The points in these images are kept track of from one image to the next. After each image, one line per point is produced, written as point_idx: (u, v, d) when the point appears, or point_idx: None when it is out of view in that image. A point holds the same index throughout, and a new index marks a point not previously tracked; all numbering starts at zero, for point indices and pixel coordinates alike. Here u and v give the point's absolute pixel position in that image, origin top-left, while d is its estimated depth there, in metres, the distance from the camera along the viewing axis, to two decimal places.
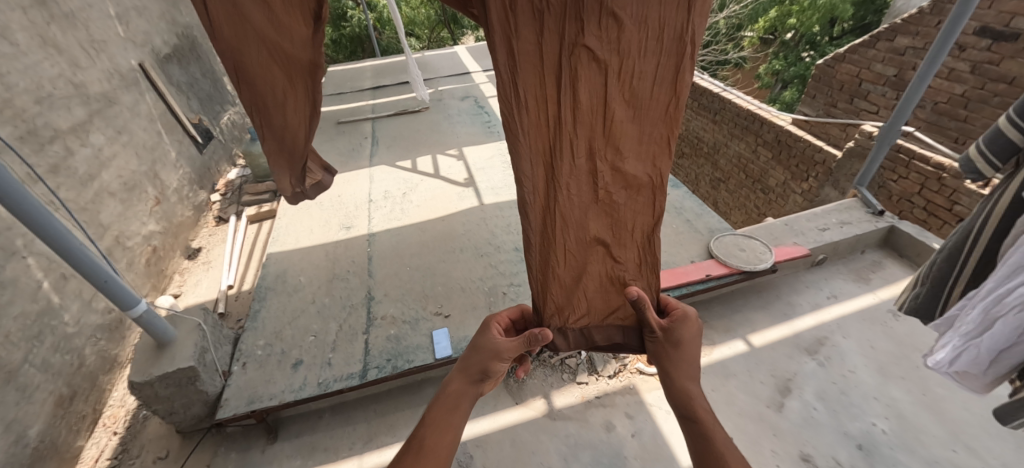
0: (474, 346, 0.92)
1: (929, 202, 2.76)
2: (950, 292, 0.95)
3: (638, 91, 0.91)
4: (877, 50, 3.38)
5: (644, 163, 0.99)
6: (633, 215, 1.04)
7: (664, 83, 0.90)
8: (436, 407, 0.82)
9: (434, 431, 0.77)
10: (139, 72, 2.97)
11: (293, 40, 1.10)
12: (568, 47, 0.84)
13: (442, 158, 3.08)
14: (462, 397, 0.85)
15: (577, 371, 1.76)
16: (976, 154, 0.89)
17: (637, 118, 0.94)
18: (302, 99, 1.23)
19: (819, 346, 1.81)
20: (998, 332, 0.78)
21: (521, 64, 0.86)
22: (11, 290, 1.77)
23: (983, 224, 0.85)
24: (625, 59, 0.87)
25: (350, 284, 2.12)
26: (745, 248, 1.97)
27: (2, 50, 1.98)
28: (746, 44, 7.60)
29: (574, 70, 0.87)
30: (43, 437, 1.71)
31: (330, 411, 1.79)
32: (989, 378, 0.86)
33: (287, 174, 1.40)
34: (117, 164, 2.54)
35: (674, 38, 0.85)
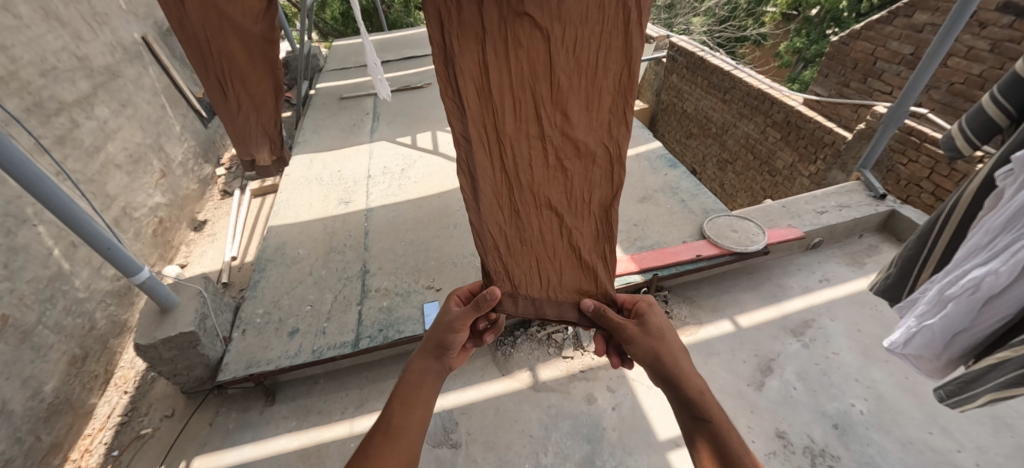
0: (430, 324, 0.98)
1: (937, 187, 2.68)
2: (918, 274, 1.01)
3: (586, 61, 0.86)
4: (894, 26, 3.21)
5: (596, 133, 0.95)
6: (588, 186, 1.03)
7: (611, 53, 0.84)
8: (401, 392, 0.82)
9: (404, 413, 0.78)
10: (142, 45, 2.98)
11: (246, 13, 1.16)
12: (508, 15, 0.80)
13: (442, 134, 3.06)
14: (428, 379, 0.87)
15: (563, 346, 1.79)
16: (955, 132, 0.92)
17: (586, 92, 0.89)
18: (264, 76, 1.30)
19: (806, 328, 1.82)
20: (951, 314, 0.85)
21: (461, 38, 0.83)
22: (23, 256, 1.86)
23: (954, 207, 0.91)
24: (568, 29, 0.82)
25: (346, 257, 2.17)
26: (737, 229, 1.96)
27: (5, 23, 2.00)
28: (766, 20, 7.28)
29: (516, 39, 0.83)
30: (58, 393, 1.83)
31: (325, 376, 1.87)
32: (943, 360, 0.95)
33: (266, 143, 1.44)
34: (123, 137, 2.59)
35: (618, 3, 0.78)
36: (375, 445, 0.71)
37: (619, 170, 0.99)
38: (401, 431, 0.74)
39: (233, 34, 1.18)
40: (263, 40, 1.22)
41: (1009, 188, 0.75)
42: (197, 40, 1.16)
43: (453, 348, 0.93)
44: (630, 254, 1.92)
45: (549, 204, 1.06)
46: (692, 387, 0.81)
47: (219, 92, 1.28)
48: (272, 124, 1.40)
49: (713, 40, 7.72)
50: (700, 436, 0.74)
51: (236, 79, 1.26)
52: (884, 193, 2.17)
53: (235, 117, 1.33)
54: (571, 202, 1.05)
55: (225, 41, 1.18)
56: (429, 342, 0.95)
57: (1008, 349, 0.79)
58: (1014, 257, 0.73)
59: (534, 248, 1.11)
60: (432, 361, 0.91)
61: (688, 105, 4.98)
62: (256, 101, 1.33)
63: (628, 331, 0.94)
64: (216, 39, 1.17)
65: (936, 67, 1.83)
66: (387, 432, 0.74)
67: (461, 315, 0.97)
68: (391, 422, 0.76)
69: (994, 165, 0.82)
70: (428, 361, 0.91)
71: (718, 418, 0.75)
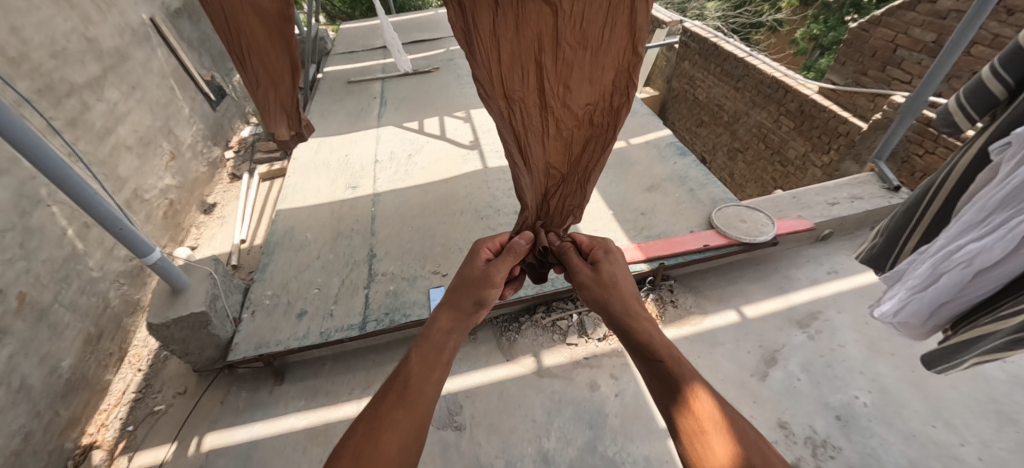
0: (463, 279, 0.98)
1: None
2: (903, 245, 0.99)
3: (590, 36, 0.98)
4: (917, 12, 3.09)
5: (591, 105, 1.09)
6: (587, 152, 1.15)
7: (616, 30, 0.97)
8: (422, 350, 0.80)
9: (419, 373, 0.75)
10: (150, 27, 2.97)
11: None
12: None
13: (449, 119, 3.04)
14: (452, 336, 0.85)
15: (567, 333, 1.80)
16: (953, 106, 0.89)
17: (590, 66, 1.03)
18: (280, 53, 1.30)
19: (812, 320, 1.80)
20: (943, 285, 0.84)
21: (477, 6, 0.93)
22: (38, 236, 1.90)
23: (947, 177, 0.88)
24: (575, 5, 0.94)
25: (353, 242, 2.18)
26: (746, 219, 1.94)
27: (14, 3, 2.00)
28: (784, 5, 7.08)
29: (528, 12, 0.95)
30: (75, 370, 1.88)
31: (332, 359, 1.90)
32: (928, 326, 0.95)
33: (285, 119, 1.47)
34: (133, 120, 2.60)
35: None
36: (388, 405, 0.69)
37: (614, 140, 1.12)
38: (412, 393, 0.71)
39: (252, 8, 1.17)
40: (281, 17, 1.21)
41: (1006, 162, 0.72)
42: (222, 17, 1.17)
43: (490, 302, 0.95)
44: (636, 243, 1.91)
45: (552, 166, 1.18)
46: (642, 333, 0.80)
47: (243, 71, 1.31)
48: (293, 100, 1.42)
49: (728, 26, 7.52)
50: (652, 375, 0.73)
51: (259, 55, 1.27)
52: (898, 185, 2.12)
53: (257, 95, 1.36)
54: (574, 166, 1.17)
55: (244, 15, 1.18)
56: (454, 300, 0.93)
57: (996, 320, 0.78)
58: (1013, 234, 0.70)
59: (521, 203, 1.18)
60: (461, 315, 0.90)
61: (700, 92, 4.88)
62: (274, 77, 1.34)
63: (580, 276, 0.98)
64: (236, 13, 1.17)
65: (958, 57, 1.77)
66: (402, 390, 0.72)
67: (495, 269, 1.00)
68: (408, 381, 0.73)
69: (991, 139, 0.78)
70: (457, 316, 0.89)
71: (674, 356, 0.74)
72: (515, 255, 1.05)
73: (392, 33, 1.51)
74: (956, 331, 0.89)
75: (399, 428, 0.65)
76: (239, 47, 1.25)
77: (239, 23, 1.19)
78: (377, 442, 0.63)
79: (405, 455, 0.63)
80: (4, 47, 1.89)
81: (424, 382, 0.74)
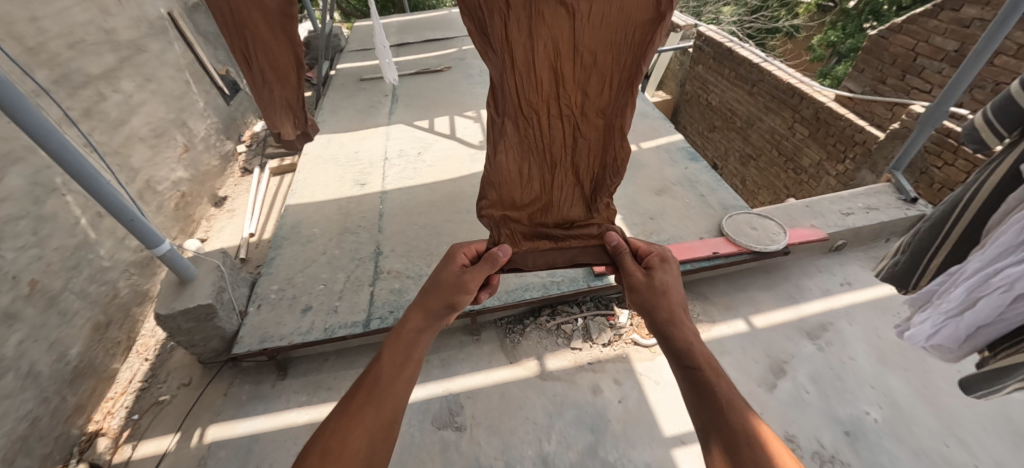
0: (436, 282, 0.96)
1: None
2: (929, 262, 0.95)
3: (607, 41, 0.98)
4: (939, 20, 3.03)
5: (611, 107, 1.08)
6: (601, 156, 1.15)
7: (630, 29, 0.96)
8: (391, 351, 0.79)
9: (389, 373, 0.74)
10: (168, 21, 3.00)
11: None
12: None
13: (459, 119, 3.03)
14: (419, 341, 0.83)
15: (571, 337, 1.78)
16: (979, 121, 0.86)
17: (604, 64, 1.01)
18: (283, 49, 1.29)
19: (822, 331, 1.77)
20: (983, 309, 0.79)
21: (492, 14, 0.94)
22: (51, 224, 1.92)
23: (974, 194, 0.84)
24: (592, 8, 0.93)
25: (360, 238, 2.18)
26: (757, 227, 1.90)
27: None
28: (801, 11, 6.97)
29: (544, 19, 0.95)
30: (83, 357, 1.90)
31: (336, 355, 1.90)
32: (964, 351, 0.90)
33: (290, 118, 1.47)
34: (147, 111, 2.63)
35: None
36: (357, 402, 0.69)
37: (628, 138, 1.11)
38: (385, 389, 0.71)
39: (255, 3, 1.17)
40: (284, 14, 1.20)
41: None
42: (224, 10, 1.17)
43: (462, 307, 0.94)
44: None
45: (564, 165, 1.17)
46: (677, 334, 0.81)
47: (249, 72, 1.32)
48: (297, 99, 1.42)
49: (743, 31, 7.44)
50: (686, 383, 0.73)
51: (261, 51, 1.27)
52: (916, 196, 2.07)
53: (262, 95, 1.37)
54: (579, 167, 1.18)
55: (248, 11, 1.18)
56: (423, 301, 0.91)
57: None
58: None
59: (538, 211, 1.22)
60: (427, 318, 0.88)
61: (713, 97, 4.82)
62: (279, 74, 1.34)
63: (631, 279, 0.98)
64: (240, 8, 1.17)
65: (982, 66, 1.72)
66: (371, 387, 0.71)
67: (468, 275, 0.98)
68: (377, 381, 0.72)
69: None
70: (422, 319, 0.87)
71: (708, 361, 0.74)
72: (491, 263, 1.03)
73: (381, 40, 1.52)
74: (994, 355, 0.84)
75: (366, 429, 0.65)
76: (243, 43, 1.25)
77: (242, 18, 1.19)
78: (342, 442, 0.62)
79: (370, 455, 0.64)
80: (22, 37, 1.92)
81: (395, 384, 0.73)
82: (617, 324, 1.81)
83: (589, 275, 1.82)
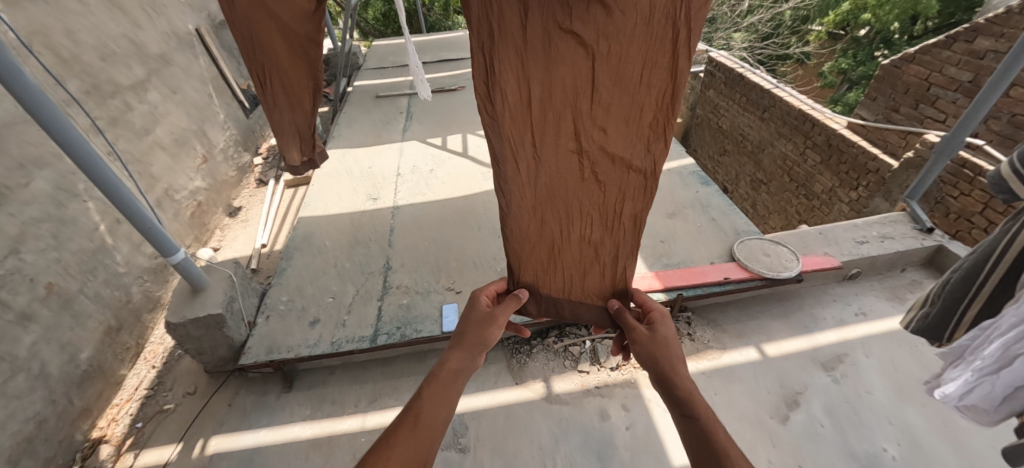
0: (465, 320, 0.97)
1: (991, 223, 2.50)
2: (962, 314, 0.91)
3: (630, 76, 0.81)
4: (953, 51, 3.05)
5: (633, 147, 0.90)
6: (620, 202, 0.98)
7: (656, 69, 0.79)
8: (433, 387, 0.78)
9: (430, 406, 0.74)
10: (195, 36, 3.12)
11: (295, 14, 1.17)
12: (554, 31, 0.76)
13: (471, 137, 3.08)
14: (458, 380, 0.82)
15: (579, 360, 1.76)
16: (1006, 171, 0.84)
17: (627, 103, 0.84)
18: (302, 75, 1.33)
19: (837, 362, 1.72)
20: (1019, 370, 0.76)
21: (503, 51, 0.79)
22: (71, 228, 1.97)
23: (1008, 245, 0.82)
24: (613, 44, 0.77)
25: (370, 252, 2.20)
26: (770, 253, 1.89)
27: (71, 8, 2.13)
28: (811, 39, 7.06)
29: (560, 54, 0.79)
30: (92, 361, 1.91)
31: (341, 368, 1.89)
32: (1001, 414, 0.84)
33: (298, 144, 1.53)
34: (170, 121, 2.71)
35: (663, 21, 0.74)
36: (400, 435, 0.67)
37: (653, 185, 0.93)
38: (425, 425, 0.70)
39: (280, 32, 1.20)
40: (309, 41, 1.24)
41: None
42: (246, 34, 1.20)
43: (490, 344, 0.92)
44: (655, 271, 1.88)
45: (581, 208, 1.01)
46: (681, 387, 0.79)
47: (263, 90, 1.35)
48: (306, 123, 1.47)
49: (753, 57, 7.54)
50: (686, 432, 0.72)
51: (278, 73, 1.30)
52: (932, 226, 2.05)
53: (274, 116, 1.42)
54: (598, 212, 1.01)
55: (270, 37, 1.20)
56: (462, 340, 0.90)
57: None
58: None
59: (558, 254, 1.10)
60: (469, 357, 0.87)
61: (724, 121, 4.85)
62: (293, 100, 1.39)
63: (635, 334, 0.95)
64: (263, 34, 1.20)
65: (998, 97, 1.71)
66: (415, 420, 0.71)
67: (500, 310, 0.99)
68: (422, 416, 0.72)
69: None
70: (465, 357, 0.87)
71: (708, 420, 0.72)
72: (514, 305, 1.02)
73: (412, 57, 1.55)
74: None
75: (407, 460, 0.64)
76: (261, 64, 1.28)
77: (264, 44, 1.22)
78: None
79: None
80: (59, 49, 2.02)
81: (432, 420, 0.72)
82: None
83: None
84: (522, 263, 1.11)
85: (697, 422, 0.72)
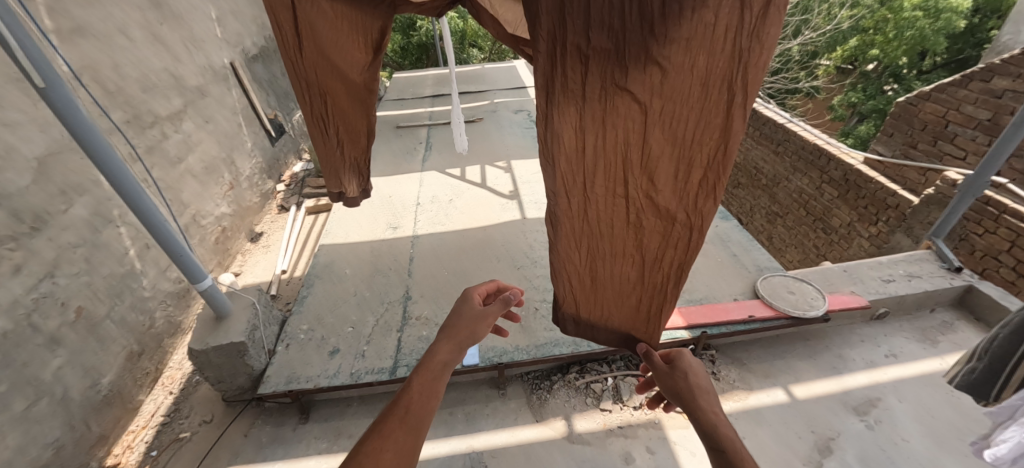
0: (455, 314, 0.95)
1: (1019, 262, 2.45)
2: (1014, 371, 0.91)
3: (682, 135, 0.77)
4: (969, 90, 3.08)
5: (682, 201, 0.85)
6: (665, 248, 0.94)
7: (710, 128, 0.74)
8: (420, 387, 0.77)
9: (417, 403, 0.74)
10: (229, 70, 3.28)
11: (354, 66, 1.25)
12: (611, 88, 0.75)
13: (490, 168, 3.14)
14: (443, 378, 0.82)
15: (601, 397, 1.72)
16: None
17: (676, 161, 0.80)
18: (359, 119, 1.39)
19: (870, 407, 1.66)
20: None
21: (562, 106, 0.79)
22: (104, 253, 2.02)
23: None
24: (669, 105, 0.74)
25: (390, 281, 2.22)
26: (794, 291, 1.86)
27: (121, 44, 2.24)
28: (820, 73, 7.20)
29: (615, 109, 0.77)
30: (113, 387, 1.92)
31: (359, 400, 1.88)
32: None
33: (356, 176, 1.55)
34: (202, 149, 2.82)
35: (722, 86, 0.69)
36: (389, 426, 0.68)
37: (699, 239, 0.88)
38: (415, 417, 0.71)
39: (344, 79, 1.27)
40: (366, 89, 1.32)
41: None
42: (309, 86, 1.25)
43: (476, 339, 0.92)
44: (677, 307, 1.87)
45: (626, 250, 0.99)
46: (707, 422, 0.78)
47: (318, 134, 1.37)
48: (362, 159, 1.50)
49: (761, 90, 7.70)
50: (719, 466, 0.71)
51: (332, 120, 1.34)
52: (960, 265, 2.01)
53: (329, 152, 1.41)
54: (642, 252, 0.98)
55: (333, 88, 1.27)
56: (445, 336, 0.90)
57: None
58: None
59: (599, 287, 1.10)
60: (453, 354, 0.87)
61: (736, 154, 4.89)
62: (350, 138, 1.43)
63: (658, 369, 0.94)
64: (326, 84, 1.25)
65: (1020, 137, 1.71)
66: (404, 418, 0.70)
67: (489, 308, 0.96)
68: (408, 413, 0.71)
69: None
70: (448, 352, 0.86)
71: (740, 455, 0.71)
72: (505, 305, 0.96)
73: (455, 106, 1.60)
74: None
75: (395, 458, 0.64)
76: (316, 112, 1.32)
77: (327, 92, 1.27)
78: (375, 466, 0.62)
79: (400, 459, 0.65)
80: (106, 82, 2.11)
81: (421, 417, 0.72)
82: None
83: None
84: (567, 289, 1.12)
85: (727, 460, 0.71)
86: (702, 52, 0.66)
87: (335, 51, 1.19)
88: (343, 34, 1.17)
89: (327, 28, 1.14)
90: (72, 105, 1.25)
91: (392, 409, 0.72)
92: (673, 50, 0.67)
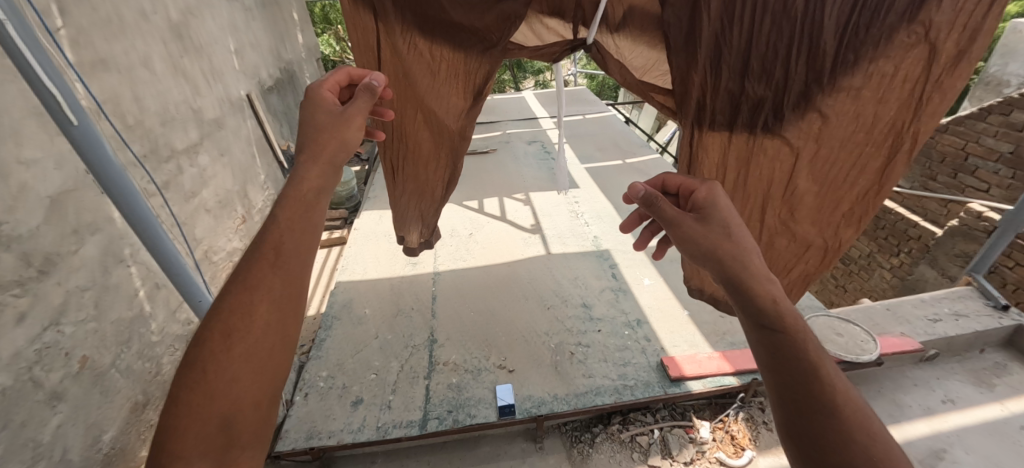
0: (317, 126, 0.84)
1: None
2: None
3: (833, 172, 0.99)
4: (989, 122, 3.12)
5: (821, 225, 1.07)
6: (795, 261, 1.15)
7: (863, 169, 0.97)
8: (259, 289, 0.60)
9: (250, 310, 0.58)
10: (245, 101, 3.27)
11: (449, 112, 1.21)
12: (770, 132, 0.96)
13: (508, 200, 3.10)
14: (292, 270, 0.64)
15: (648, 452, 1.59)
16: None
17: (821, 189, 1.02)
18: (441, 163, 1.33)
19: (937, 460, 1.55)
20: None
21: (717, 146, 1.02)
22: (114, 295, 1.91)
23: None
24: (824, 148, 0.96)
25: (413, 323, 2.12)
26: (843, 333, 1.78)
27: (143, 77, 2.19)
28: None
29: (768, 151, 0.99)
30: (115, 443, 1.78)
31: (383, 457, 1.70)
32: None
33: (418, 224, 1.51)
34: (216, 183, 2.74)
35: (885, 130, 0.91)
36: (259, 269, 0.61)
37: (833, 256, 1.11)
38: (291, 268, 0.63)
39: (425, 121, 1.25)
40: (458, 135, 1.24)
41: None
42: (392, 127, 1.28)
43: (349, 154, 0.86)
44: (722, 351, 1.79)
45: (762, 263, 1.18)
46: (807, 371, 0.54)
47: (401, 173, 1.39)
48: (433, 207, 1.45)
49: None
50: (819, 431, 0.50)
51: (415, 160, 1.35)
52: (1006, 303, 1.96)
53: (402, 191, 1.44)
54: (774, 267, 1.18)
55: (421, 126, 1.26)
56: (294, 214, 0.69)
57: None
58: None
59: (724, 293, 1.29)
60: (303, 236, 0.68)
61: None
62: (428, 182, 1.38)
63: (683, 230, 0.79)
64: (410, 125, 1.26)
65: None
66: (274, 258, 0.63)
67: (353, 110, 0.88)
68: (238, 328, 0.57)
69: None
70: (296, 234, 0.67)
71: (864, 431, 0.50)
72: (368, 94, 0.91)
73: None
74: None
75: (226, 398, 0.54)
76: (401, 155, 1.36)
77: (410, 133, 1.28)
78: (226, 349, 0.55)
79: (279, 326, 0.60)
80: (126, 116, 2.03)
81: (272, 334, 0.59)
82: (699, 440, 1.62)
83: (664, 380, 1.70)
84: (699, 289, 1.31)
85: (843, 427, 0.50)
86: (867, 107, 0.89)
87: (433, 96, 1.18)
88: (433, 81, 1.16)
89: (428, 76, 1.15)
90: (102, 149, 0.88)
91: (213, 319, 0.58)
92: (831, 102, 0.90)
